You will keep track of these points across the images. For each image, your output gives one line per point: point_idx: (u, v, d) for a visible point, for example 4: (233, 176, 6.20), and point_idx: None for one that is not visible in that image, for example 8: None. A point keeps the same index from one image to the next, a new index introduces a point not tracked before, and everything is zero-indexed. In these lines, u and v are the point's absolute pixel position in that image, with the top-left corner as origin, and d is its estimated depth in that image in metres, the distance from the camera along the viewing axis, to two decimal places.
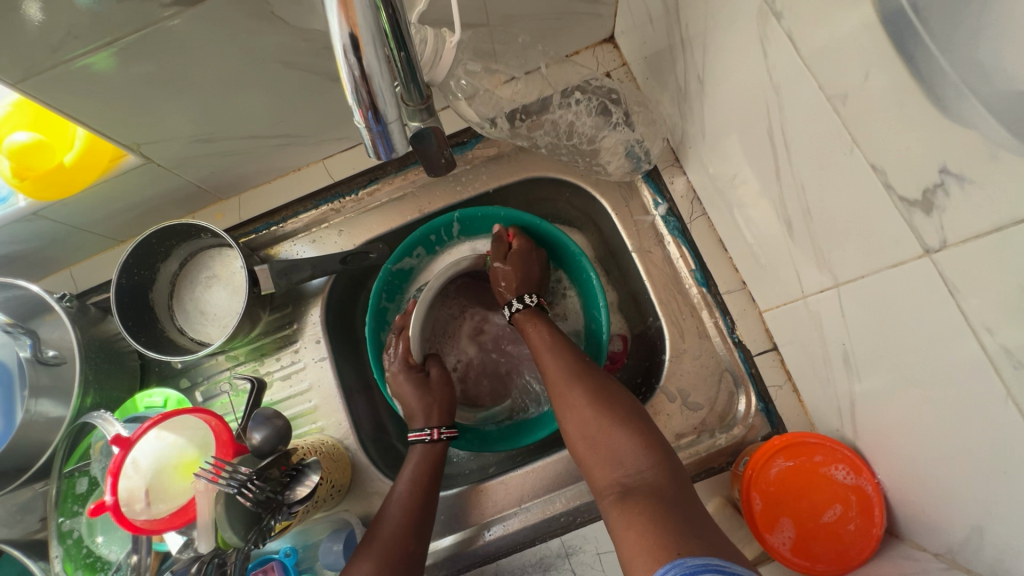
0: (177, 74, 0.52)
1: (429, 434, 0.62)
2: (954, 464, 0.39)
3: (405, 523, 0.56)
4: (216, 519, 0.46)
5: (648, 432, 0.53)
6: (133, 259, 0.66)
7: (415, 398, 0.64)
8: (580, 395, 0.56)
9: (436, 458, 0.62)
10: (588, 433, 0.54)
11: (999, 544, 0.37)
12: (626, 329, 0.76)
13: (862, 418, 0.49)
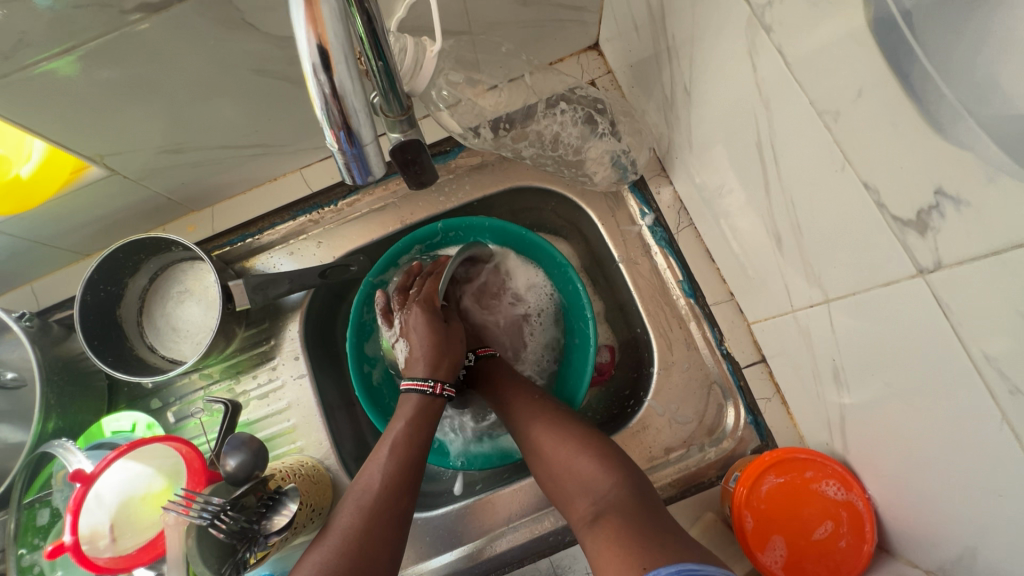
0: (143, 83, 0.49)
1: (432, 386, 0.61)
2: (947, 484, 0.39)
3: (396, 477, 0.54)
4: (187, 553, 0.44)
5: (604, 450, 0.54)
6: (98, 274, 0.62)
7: (434, 337, 0.65)
8: (539, 427, 0.59)
9: (430, 415, 0.61)
10: (550, 467, 0.56)
11: (993, 565, 0.37)
12: (614, 340, 0.75)
13: (853, 433, 0.48)
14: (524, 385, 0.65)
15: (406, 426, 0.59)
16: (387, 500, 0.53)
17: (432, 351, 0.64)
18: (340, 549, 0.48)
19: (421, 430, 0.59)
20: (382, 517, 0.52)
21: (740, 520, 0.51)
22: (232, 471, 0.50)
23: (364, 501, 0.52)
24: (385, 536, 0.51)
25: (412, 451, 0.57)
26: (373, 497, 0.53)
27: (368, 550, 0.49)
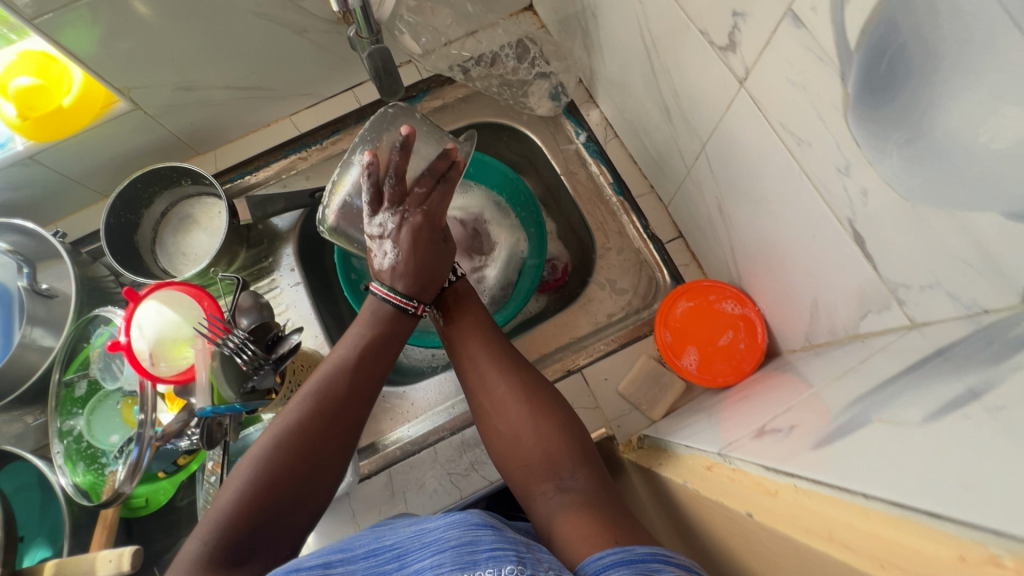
0: (169, 22, 0.62)
1: (414, 307, 0.60)
2: (794, 256, 0.52)
3: (346, 384, 0.56)
4: (213, 374, 0.55)
5: (573, 437, 0.56)
6: (119, 202, 0.74)
7: (422, 258, 0.60)
8: (507, 390, 0.58)
9: (399, 332, 0.61)
10: (513, 434, 0.56)
11: (826, 305, 0.50)
12: (566, 252, 0.87)
13: (741, 258, 0.62)
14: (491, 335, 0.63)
15: (365, 342, 0.59)
16: (338, 405, 0.54)
17: (422, 277, 0.60)
18: (284, 440, 0.51)
19: (388, 348, 0.60)
20: (327, 416, 0.54)
21: (660, 334, 0.64)
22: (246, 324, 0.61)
23: (310, 399, 0.54)
24: (332, 432, 0.53)
25: (370, 373, 0.57)
26: (323, 397, 0.54)
27: (314, 442, 0.52)
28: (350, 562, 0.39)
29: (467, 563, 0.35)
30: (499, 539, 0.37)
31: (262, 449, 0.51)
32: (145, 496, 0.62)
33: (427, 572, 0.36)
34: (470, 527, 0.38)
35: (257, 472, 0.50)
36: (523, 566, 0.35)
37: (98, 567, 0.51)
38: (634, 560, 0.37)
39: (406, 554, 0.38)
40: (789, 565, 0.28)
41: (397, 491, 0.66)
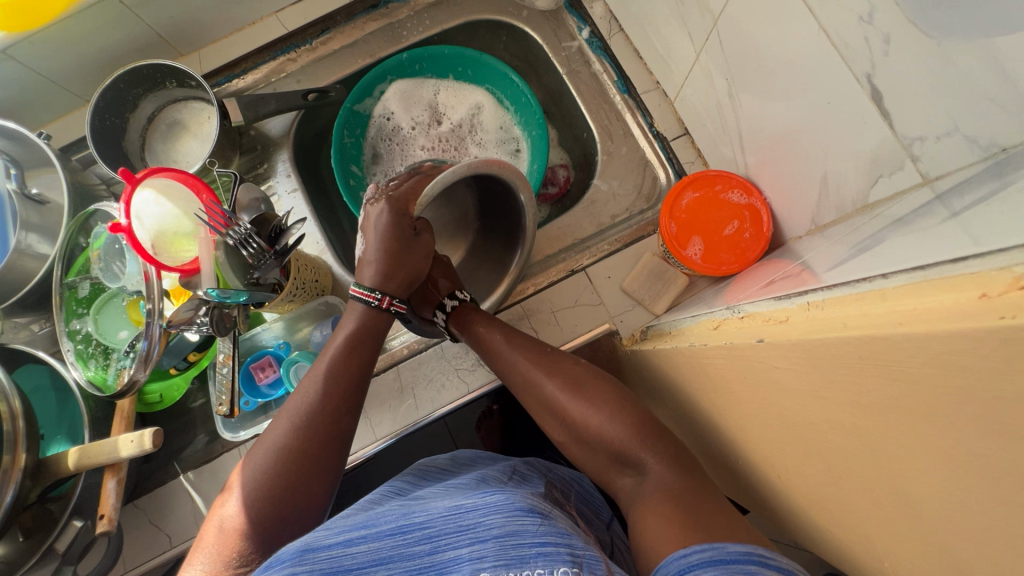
0: None
1: (378, 299, 0.57)
2: (806, 131, 0.51)
3: (332, 398, 0.51)
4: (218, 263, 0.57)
5: (636, 419, 0.54)
6: (104, 101, 0.70)
7: (392, 245, 0.58)
8: (559, 390, 0.57)
9: (377, 329, 0.57)
10: (579, 430, 0.56)
11: (837, 180, 0.49)
12: (567, 159, 0.85)
13: (749, 146, 0.61)
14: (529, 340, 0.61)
15: (341, 351, 0.54)
16: (324, 421, 0.50)
17: (388, 265, 0.58)
18: (289, 428, 0.49)
19: (356, 354, 0.55)
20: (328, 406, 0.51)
21: (665, 226, 0.64)
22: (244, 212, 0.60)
23: (294, 417, 0.50)
24: (322, 453, 0.49)
25: (352, 379, 0.53)
26: (308, 416, 0.50)
27: (309, 466, 0.48)
28: (374, 539, 0.36)
29: (513, 560, 0.34)
30: (548, 531, 0.36)
31: (251, 470, 0.47)
32: (159, 393, 0.64)
33: (466, 564, 0.34)
34: (515, 513, 0.37)
35: (245, 501, 0.45)
36: (578, 566, 0.34)
37: (122, 448, 0.53)
38: (726, 560, 0.35)
39: (439, 537, 0.36)
40: (796, 380, 0.28)
41: (406, 386, 0.68)
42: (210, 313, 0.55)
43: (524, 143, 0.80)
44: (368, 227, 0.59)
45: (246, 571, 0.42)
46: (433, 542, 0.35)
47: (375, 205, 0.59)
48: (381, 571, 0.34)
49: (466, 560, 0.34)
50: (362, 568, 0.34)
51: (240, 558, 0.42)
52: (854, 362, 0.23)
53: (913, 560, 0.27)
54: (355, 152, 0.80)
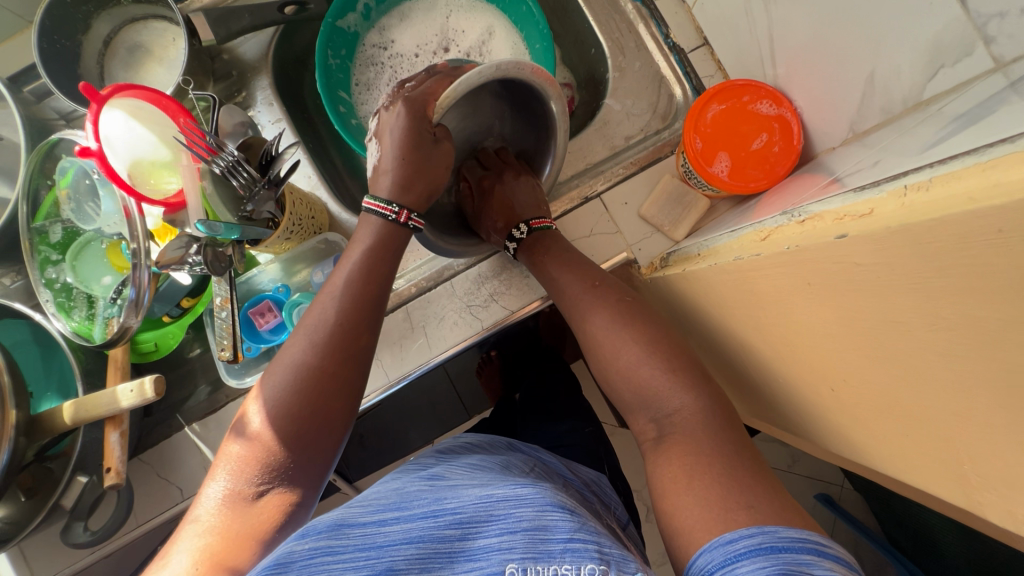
0: None
1: (396, 213, 0.52)
2: (854, 22, 0.46)
3: (346, 317, 0.47)
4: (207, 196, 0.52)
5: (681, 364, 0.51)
6: (49, 21, 0.61)
7: (411, 154, 0.53)
8: (601, 320, 0.54)
9: (390, 244, 0.52)
10: (612, 364, 0.54)
11: (886, 78, 0.45)
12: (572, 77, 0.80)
13: (781, 51, 0.56)
14: (586, 268, 0.58)
15: (354, 275, 0.49)
16: (338, 340, 0.46)
17: (406, 177, 0.53)
18: (308, 364, 0.45)
19: (374, 271, 0.50)
20: (340, 342, 0.46)
21: (690, 141, 0.59)
22: (223, 132, 0.55)
23: (312, 334, 0.46)
24: (343, 372, 0.46)
25: (367, 300, 0.49)
26: (325, 330, 0.46)
27: (331, 384, 0.45)
28: (407, 520, 0.33)
29: (541, 553, 0.31)
30: (578, 527, 0.33)
31: (270, 396, 0.44)
32: (154, 341, 0.60)
33: (495, 554, 0.31)
34: (546, 508, 0.34)
35: (263, 410, 0.44)
36: (607, 563, 0.31)
37: (120, 399, 0.50)
38: (777, 547, 0.35)
39: (469, 524, 0.33)
40: (886, 278, 0.26)
41: (417, 325, 0.65)
42: (203, 252, 0.50)
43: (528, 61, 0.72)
44: (387, 133, 0.53)
45: (263, 488, 0.41)
46: (463, 528, 0.33)
47: (391, 108, 0.54)
48: (412, 548, 0.32)
49: (494, 550, 0.32)
50: (395, 545, 0.31)
51: (259, 479, 0.41)
52: (983, 240, 0.20)
53: (1004, 456, 0.25)
54: (340, 75, 0.72)
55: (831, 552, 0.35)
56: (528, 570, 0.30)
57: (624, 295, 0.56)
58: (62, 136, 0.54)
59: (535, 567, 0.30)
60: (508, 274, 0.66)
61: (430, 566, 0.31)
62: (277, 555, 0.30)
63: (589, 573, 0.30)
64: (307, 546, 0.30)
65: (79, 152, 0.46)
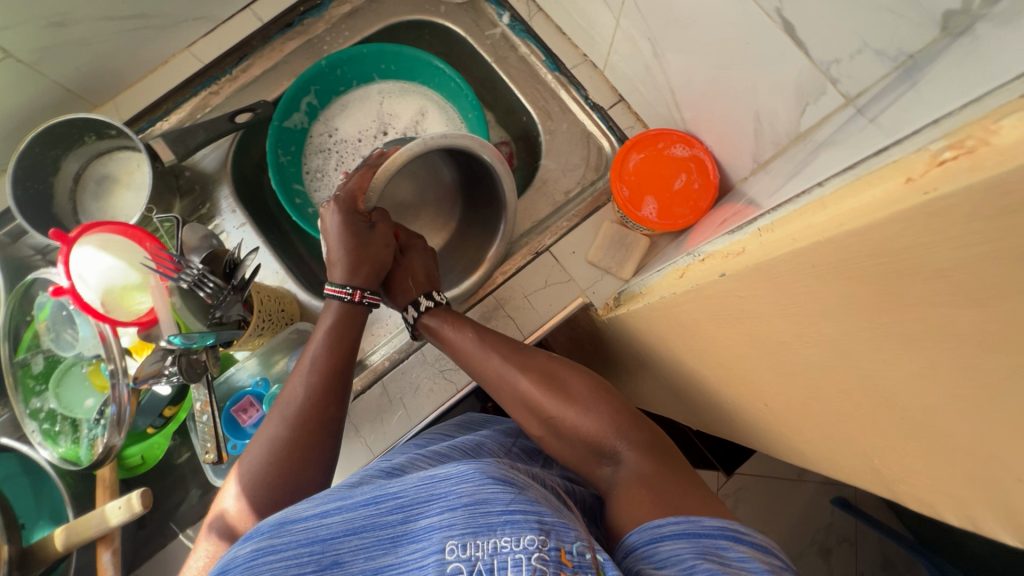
0: None
1: (350, 294, 0.57)
2: (729, 71, 0.53)
3: (321, 385, 0.51)
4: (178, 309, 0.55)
5: (607, 407, 0.52)
6: (22, 170, 0.66)
7: (353, 240, 0.57)
8: (526, 382, 0.55)
9: (355, 323, 0.57)
10: (554, 427, 0.52)
11: (768, 114, 0.51)
12: (506, 134, 0.86)
13: (683, 101, 0.63)
14: (492, 336, 0.59)
15: (331, 341, 0.54)
16: (310, 414, 0.49)
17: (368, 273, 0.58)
18: (282, 433, 0.48)
19: (341, 343, 0.54)
20: (314, 421, 0.49)
21: (618, 190, 0.65)
22: (187, 245, 0.59)
23: (289, 413, 0.49)
24: (317, 450, 0.48)
25: (338, 372, 0.52)
26: (297, 406, 0.49)
27: (305, 450, 0.47)
28: (349, 509, 0.34)
29: (480, 528, 0.32)
30: (519, 498, 0.33)
31: (254, 460, 0.47)
32: (140, 454, 0.61)
33: (436, 533, 0.32)
34: (482, 480, 0.34)
35: (246, 494, 0.45)
36: (545, 534, 0.32)
37: (110, 517, 0.51)
38: (699, 534, 0.35)
39: (412, 506, 0.34)
40: (759, 305, 0.30)
41: (394, 398, 0.67)
42: (178, 362, 0.53)
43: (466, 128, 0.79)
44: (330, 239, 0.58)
45: None
46: (406, 511, 0.34)
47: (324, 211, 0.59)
48: (354, 539, 0.33)
49: (435, 530, 0.33)
50: (337, 538, 0.33)
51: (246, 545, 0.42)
52: (809, 272, 0.24)
53: (900, 447, 0.28)
54: (294, 170, 0.79)
55: (748, 538, 0.36)
56: (468, 545, 0.32)
57: (549, 354, 0.57)
58: (39, 273, 0.58)
59: (474, 542, 0.32)
60: None
61: (374, 553, 0.32)
62: (225, 560, 0.33)
63: (527, 542, 0.31)
64: (248, 548, 0.32)
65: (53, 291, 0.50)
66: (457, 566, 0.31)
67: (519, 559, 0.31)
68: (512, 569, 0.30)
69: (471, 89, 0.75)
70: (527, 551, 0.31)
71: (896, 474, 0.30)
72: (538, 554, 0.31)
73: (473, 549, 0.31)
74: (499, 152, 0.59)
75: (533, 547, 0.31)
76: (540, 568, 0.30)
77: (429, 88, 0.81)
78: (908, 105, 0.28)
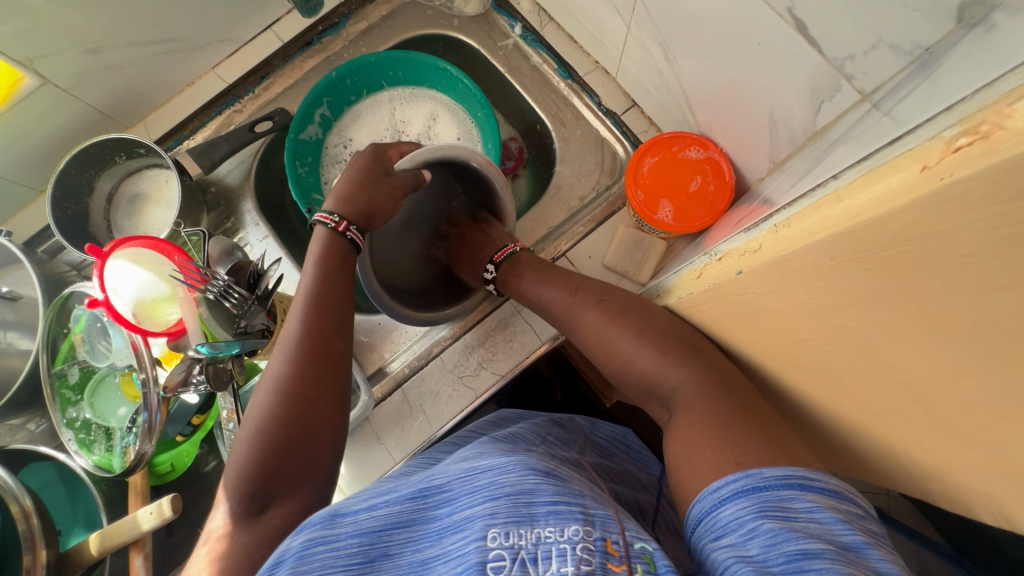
0: None
1: (335, 223, 0.55)
2: (743, 73, 0.53)
3: (315, 320, 0.48)
4: (204, 320, 0.56)
5: (675, 337, 0.47)
6: (60, 191, 0.69)
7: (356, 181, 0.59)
8: (591, 319, 0.54)
9: (341, 276, 0.53)
10: (611, 362, 0.52)
11: (783, 113, 0.51)
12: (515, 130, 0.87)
13: (696, 104, 0.63)
14: (564, 279, 0.60)
15: (319, 273, 0.51)
16: (301, 372, 0.45)
17: (365, 204, 0.58)
18: (270, 399, 0.44)
19: (326, 302, 0.50)
20: (306, 382, 0.45)
21: (633, 194, 0.65)
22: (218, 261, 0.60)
23: (290, 351, 0.46)
24: (312, 411, 0.44)
25: (321, 324, 0.48)
26: (287, 370, 0.45)
27: (297, 414, 0.44)
28: (395, 503, 0.36)
29: (524, 517, 0.33)
30: (558, 489, 0.35)
31: (248, 431, 0.43)
32: (170, 462, 0.63)
33: (479, 520, 0.33)
34: (523, 472, 0.36)
35: (241, 468, 0.42)
36: (588, 524, 0.33)
37: (141, 522, 0.52)
38: (759, 488, 0.34)
39: (456, 497, 0.35)
40: (778, 303, 0.29)
41: (414, 404, 0.68)
42: (205, 371, 0.55)
43: (476, 130, 0.80)
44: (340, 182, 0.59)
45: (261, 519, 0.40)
46: (451, 503, 0.35)
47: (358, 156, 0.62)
48: (403, 532, 0.34)
49: (479, 517, 0.33)
50: (385, 530, 0.34)
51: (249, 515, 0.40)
52: (827, 267, 0.24)
53: (927, 443, 0.28)
54: (311, 180, 0.80)
55: (818, 484, 0.34)
56: (512, 533, 0.32)
57: (602, 294, 0.55)
58: (75, 287, 0.61)
59: (518, 530, 0.32)
60: (492, 341, 0.70)
61: (422, 545, 0.33)
62: (275, 555, 0.32)
63: (571, 532, 0.32)
64: (299, 540, 0.32)
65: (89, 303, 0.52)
66: (501, 553, 0.31)
67: (564, 548, 0.31)
68: (557, 558, 0.31)
69: (481, 92, 0.76)
70: (573, 541, 0.32)
71: (926, 470, 0.30)
72: (582, 544, 0.31)
73: (517, 537, 0.31)
74: (492, 163, 0.62)
75: (577, 537, 0.32)
76: (586, 557, 0.31)
77: (438, 92, 0.82)
78: (926, 95, 0.28)
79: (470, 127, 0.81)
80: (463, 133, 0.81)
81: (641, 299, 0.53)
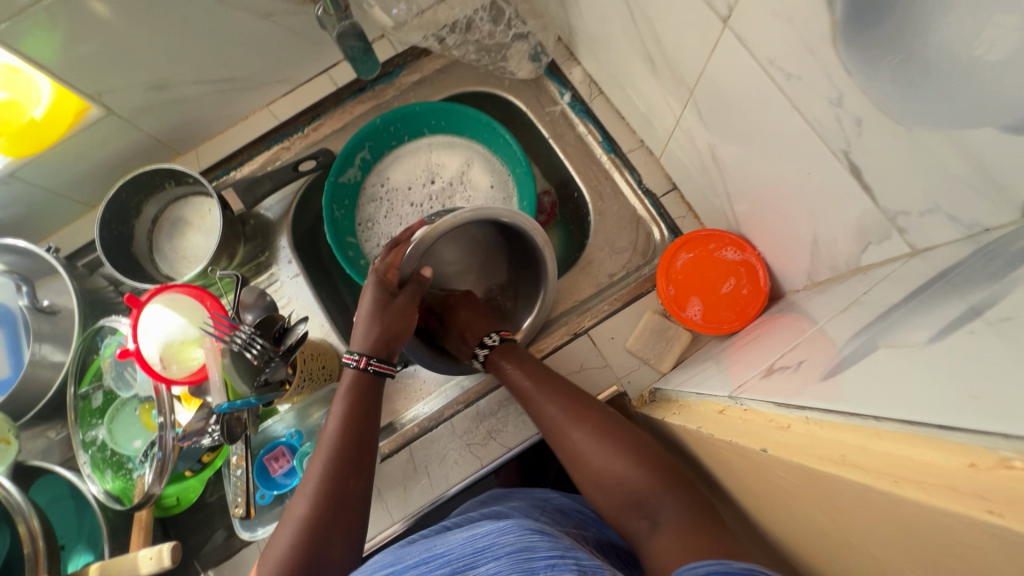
0: (142, 28, 0.63)
1: (355, 360, 0.57)
2: (789, 191, 0.52)
3: (335, 459, 0.51)
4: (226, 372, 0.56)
5: (662, 465, 0.50)
6: (109, 214, 0.72)
7: (373, 310, 0.60)
8: (584, 433, 0.55)
9: (366, 393, 0.57)
10: (598, 477, 0.53)
11: (827, 240, 0.49)
12: (548, 184, 0.86)
13: (737, 205, 0.62)
14: (561, 383, 0.60)
15: (345, 411, 0.54)
16: (331, 492, 0.49)
17: (384, 333, 0.59)
18: (300, 525, 0.46)
19: (355, 424, 0.54)
20: (334, 505, 0.48)
21: (663, 289, 0.66)
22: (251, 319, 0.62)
23: (311, 490, 0.49)
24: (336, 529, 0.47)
25: (347, 442, 0.52)
26: (317, 492, 0.49)
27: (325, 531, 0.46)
28: (400, 572, 0.35)
29: (526, 570, 0.33)
30: (556, 545, 0.36)
31: (277, 550, 0.46)
32: (176, 494, 0.65)
33: None
34: (523, 531, 0.36)
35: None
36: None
37: (140, 565, 0.53)
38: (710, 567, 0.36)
39: (460, 563, 0.35)
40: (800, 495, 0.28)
41: (420, 466, 0.68)
42: (220, 422, 0.55)
43: (512, 183, 0.80)
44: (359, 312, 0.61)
45: None
46: (452, 563, 0.35)
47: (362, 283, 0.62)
48: None
49: None
50: None
51: None
52: None
53: None
54: (347, 223, 0.81)
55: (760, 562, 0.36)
56: None
57: (603, 408, 0.57)
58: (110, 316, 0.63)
59: None
60: (504, 411, 0.69)
61: None
62: None
63: None
64: None
65: (121, 350, 0.55)
66: None
67: None
68: None
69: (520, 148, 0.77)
70: None
71: None
72: None
73: None
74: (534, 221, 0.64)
75: None
76: None
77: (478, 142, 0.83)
78: (982, 305, 0.27)
79: (505, 173, 0.81)
80: (497, 182, 0.81)
81: (620, 416, 0.56)
